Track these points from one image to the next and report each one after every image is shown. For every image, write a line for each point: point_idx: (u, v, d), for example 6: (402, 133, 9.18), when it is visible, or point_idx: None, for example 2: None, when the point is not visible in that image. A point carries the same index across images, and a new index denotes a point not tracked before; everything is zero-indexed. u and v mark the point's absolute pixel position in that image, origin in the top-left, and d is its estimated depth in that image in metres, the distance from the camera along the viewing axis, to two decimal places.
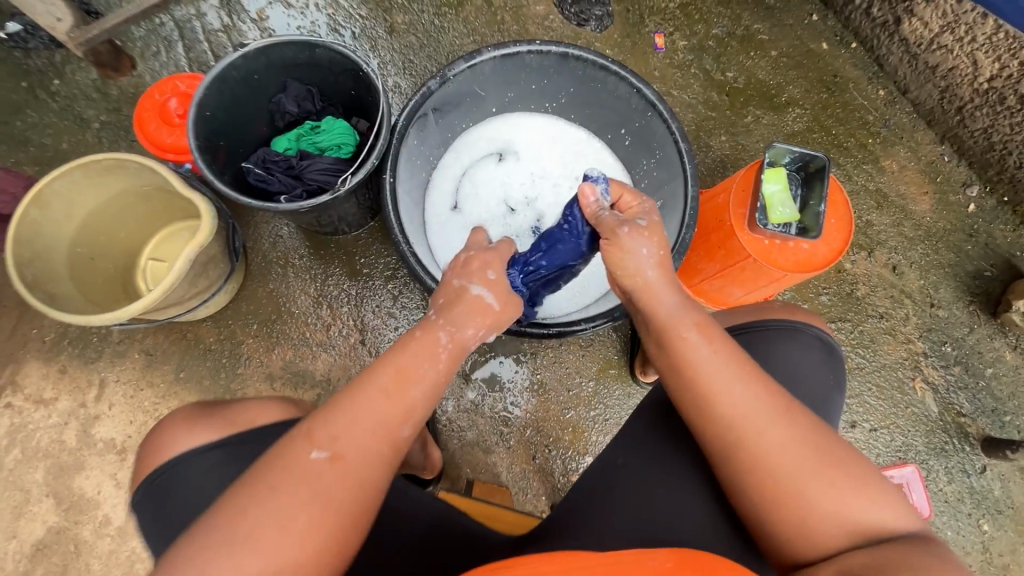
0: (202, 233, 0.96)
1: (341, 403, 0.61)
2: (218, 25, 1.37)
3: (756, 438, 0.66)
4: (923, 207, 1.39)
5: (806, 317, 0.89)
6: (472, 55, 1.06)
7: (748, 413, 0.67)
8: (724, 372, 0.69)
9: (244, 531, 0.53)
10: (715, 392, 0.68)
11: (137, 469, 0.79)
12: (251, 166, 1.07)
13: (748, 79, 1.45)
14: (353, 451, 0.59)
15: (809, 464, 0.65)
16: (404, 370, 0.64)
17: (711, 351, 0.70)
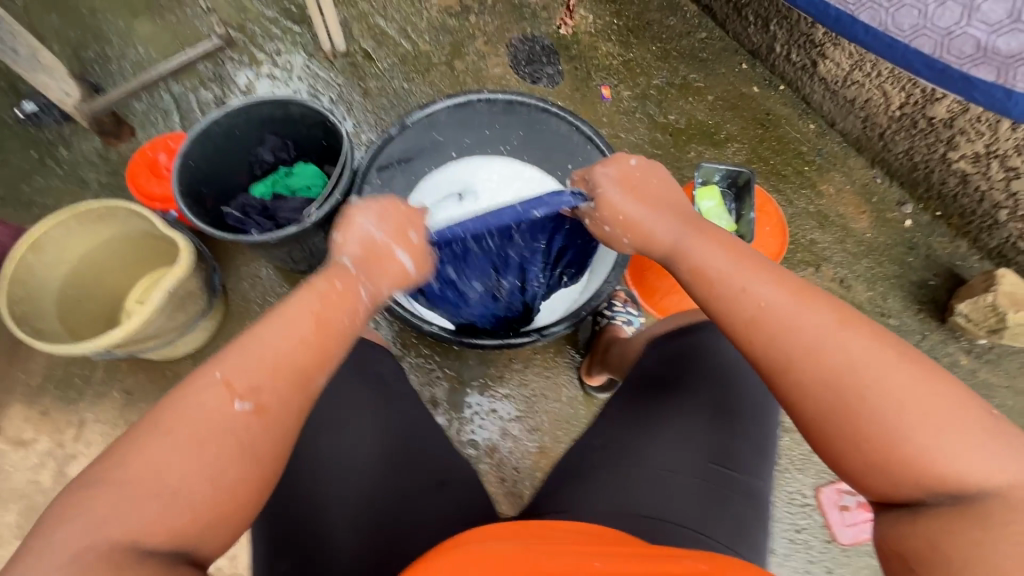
0: (180, 267, 1.05)
1: (254, 355, 0.65)
2: (211, 97, 1.54)
3: (802, 351, 0.63)
4: (862, 225, 1.49)
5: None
6: (428, 104, 1.21)
7: (790, 322, 0.64)
8: (755, 286, 0.68)
9: (163, 474, 0.58)
10: (750, 307, 0.67)
11: None
12: (231, 210, 1.19)
13: (688, 121, 1.60)
14: (264, 402, 0.64)
15: (871, 377, 0.59)
16: (323, 318, 0.70)
17: (735, 268, 0.71)
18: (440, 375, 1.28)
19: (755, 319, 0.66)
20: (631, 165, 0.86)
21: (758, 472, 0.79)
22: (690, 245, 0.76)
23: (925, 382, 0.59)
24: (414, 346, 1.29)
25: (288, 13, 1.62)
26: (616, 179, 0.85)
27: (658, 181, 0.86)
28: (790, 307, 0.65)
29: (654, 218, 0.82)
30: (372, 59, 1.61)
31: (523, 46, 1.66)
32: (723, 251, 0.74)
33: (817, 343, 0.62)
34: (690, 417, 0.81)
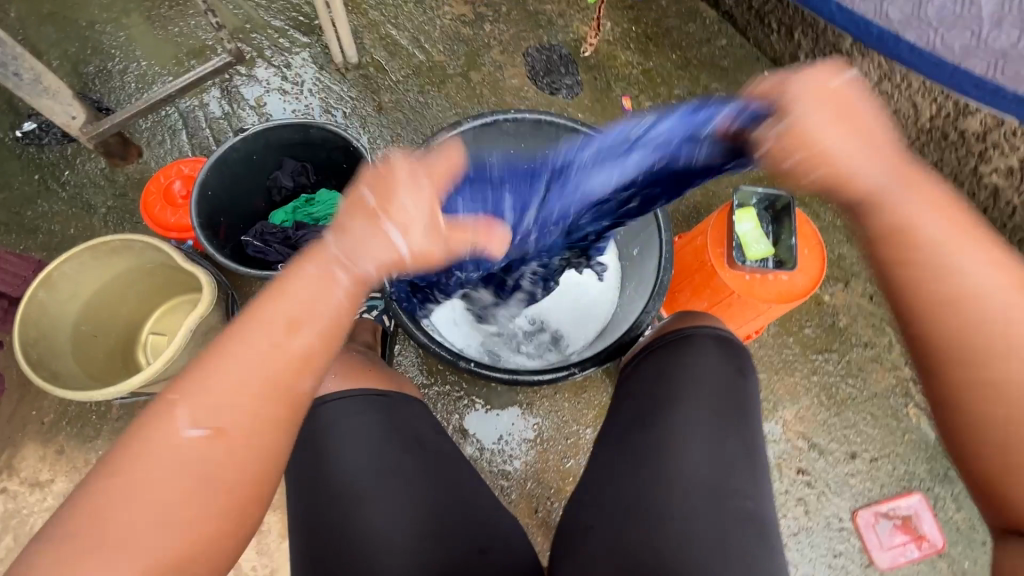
0: (204, 303, 1.00)
1: (218, 362, 0.58)
2: (220, 113, 1.48)
3: (979, 320, 0.55)
4: None
5: (706, 319, 0.91)
6: (454, 125, 1.16)
7: (979, 288, 0.56)
8: (932, 233, 0.58)
9: (125, 516, 0.53)
10: (926, 257, 0.58)
11: None
12: (250, 238, 1.13)
13: None
14: (219, 417, 0.57)
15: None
16: (292, 319, 0.61)
17: (921, 208, 0.59)
18: (469, 403, 1.25)
19: (931, 269, 0.57)
20: (836, 83, 0.63)
21: (750, 492, 0.75)
22: (883, 175, 0.60)
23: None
24: (440, 375, 1.26)
25: (296, 23, 1.56)
26: (814, 96, 0.62)
27: (867, 106, 0.62)
28: (983, 272, 0.56)
29: (858, 139, 0.61)
30: (385, 71, 1.56)
31: (540, 56, 1.61)
32: (923, 190, 0.60)
33: (1005, 314, 0.54)
34: (683, 442, 0.77)
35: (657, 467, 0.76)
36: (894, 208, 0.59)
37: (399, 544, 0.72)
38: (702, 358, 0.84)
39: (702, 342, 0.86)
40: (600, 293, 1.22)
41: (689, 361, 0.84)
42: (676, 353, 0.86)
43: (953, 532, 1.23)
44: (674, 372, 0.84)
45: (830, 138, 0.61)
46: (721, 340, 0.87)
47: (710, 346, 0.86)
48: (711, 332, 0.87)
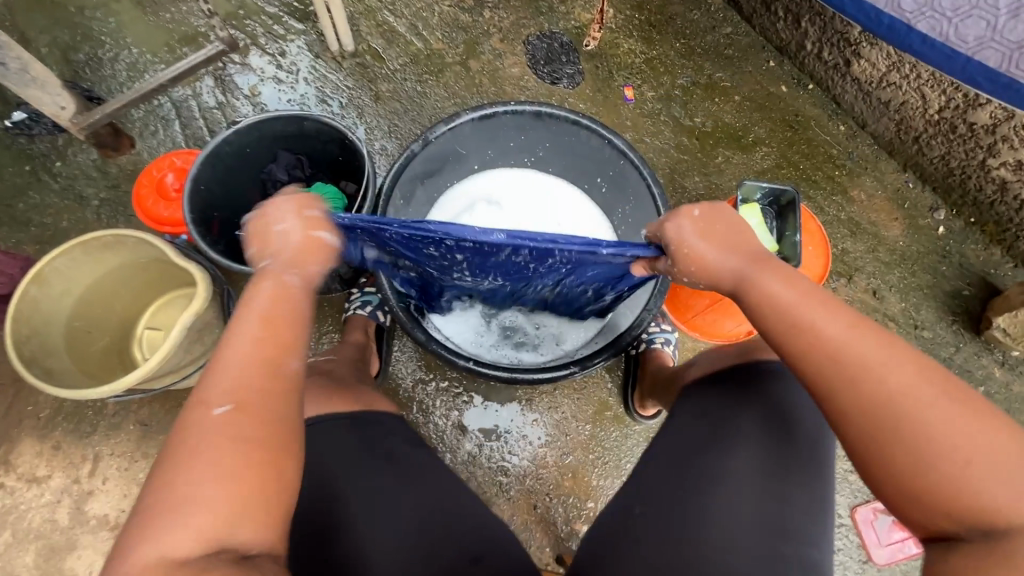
0: (198, 300, 0.98)
1: (254, 324, 0.65)
2: (214, 102, 1.45)
3: (861, 388, 0.62)
4: (894, 232, 1.45)
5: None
6: (451, 117, 1.13)
7: (856, 358, 0.62)
8: (811, 316, 0.66)
9: (210, 465, 0.56)
10: (807, 335, 0.66)
11: None
12: (245, 234, 1.11)
13: (715, 123, 1.54)
14: (268, 355, 0.64)
15: (930, 418, 0.58)
16: (268, 317, 0.66)
17: (796, 296, 0.68)
18: (467, 400, 1.24)
19: (812, 348, 0.65)
20: (699, 213, 0.76)
21: (815, 539, 0.72)
22: (756, 274, 0.72)
23: (987, 434, 0.57)
24: (438, 373, 1.25)
25: (291, 9, 1.52)
26: (692, 229, 0.75)
27: (727, 220, 0.77)
28: (857, 344, 0.63)
29: (719, 246, 0.75)
30: (382, 59, 1.52)
31: (540, 44, 1.57)
32: (793, 282, 0.70)
33: (878, 360, 0.61)
34: (741, 474, 0.74)
35: (711, 496, 0.73)
36: (772, 292, 0.70)
37: (392, 557, 0.71)
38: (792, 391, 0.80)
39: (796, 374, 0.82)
40: None
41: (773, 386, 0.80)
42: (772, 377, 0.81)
43: None
44: (748, 401, 0.80)
45: (711, 257, 0.74)
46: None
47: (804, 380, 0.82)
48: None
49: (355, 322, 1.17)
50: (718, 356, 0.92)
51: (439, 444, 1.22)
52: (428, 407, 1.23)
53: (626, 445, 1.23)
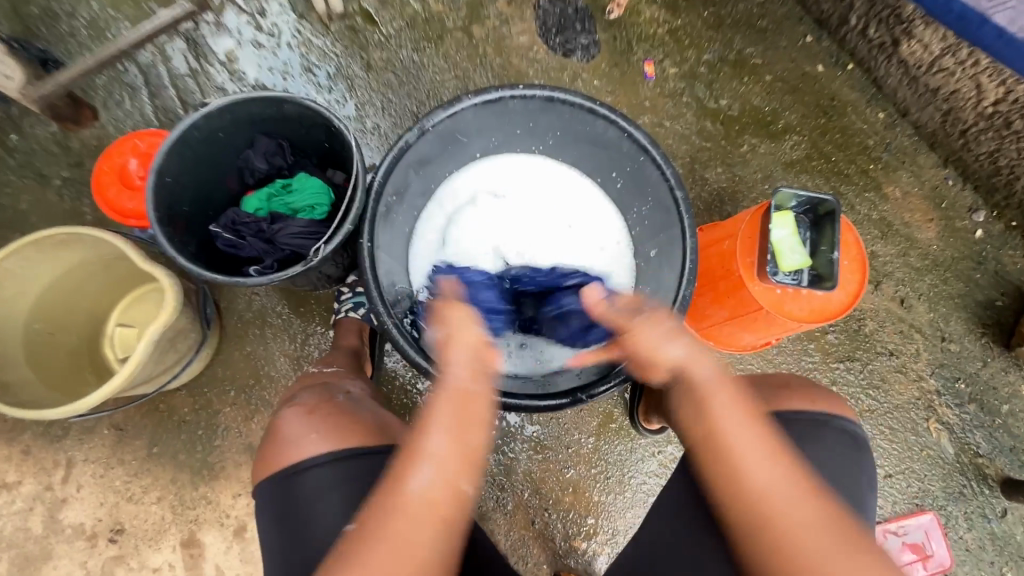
0: (166, 310, 0.89)
1: (438, 424, 0.72)
2: (186, 69, 1.29)
3: (730, 462, 0.70)
4: (928, 235, 1.34)
5: (842, 410, 0.94)
6: (452, 102, 1.00)
7: (731, 437, 0.71)
8: (711, 389, 0.75)
9: (374, 560, 0.64)
10: (703, 410, 0.75)
11: (260, 459, 0.83)
12: (220, 230, 1.00)
13: (743, 107, 1.39)
14: (447, 470, 0.70)
15: (783, 498, 0.66)
16: (460, 412, 0.74)
17: (712, 374, 0.76)
18: None
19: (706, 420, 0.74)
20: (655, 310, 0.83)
21: None
22: (691, 353, 0.78)
23: (828, 520, 0.64)
24: None
25: None
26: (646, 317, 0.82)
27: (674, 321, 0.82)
28: (738, 423, 0.72)
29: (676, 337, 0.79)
30: (374, 23, 1.35)
31: (553, 9, 1.40)
32: (715, 362, 0.78)
33: (759, 472, 0.68)
34: None
35: None
36: (699, 379, 0.76)
37: None
38: (832, 452, 0.88)
39: (834, 432, 0.90)
40: None
41: (807, 443, 0.88)
42: (811, 433, 0.88)
43: (960, 551, 1.20)
44: None
45: (660, 343, 0.79)
46: (853, 437, 0.91)
47: (839, 437, 0.90)
48: (845, 425, 0.91)
49: (350, 326, 1.13)
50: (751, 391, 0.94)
51: None
52: (421, 416, 1.16)
53: (630, 460, 1.17)
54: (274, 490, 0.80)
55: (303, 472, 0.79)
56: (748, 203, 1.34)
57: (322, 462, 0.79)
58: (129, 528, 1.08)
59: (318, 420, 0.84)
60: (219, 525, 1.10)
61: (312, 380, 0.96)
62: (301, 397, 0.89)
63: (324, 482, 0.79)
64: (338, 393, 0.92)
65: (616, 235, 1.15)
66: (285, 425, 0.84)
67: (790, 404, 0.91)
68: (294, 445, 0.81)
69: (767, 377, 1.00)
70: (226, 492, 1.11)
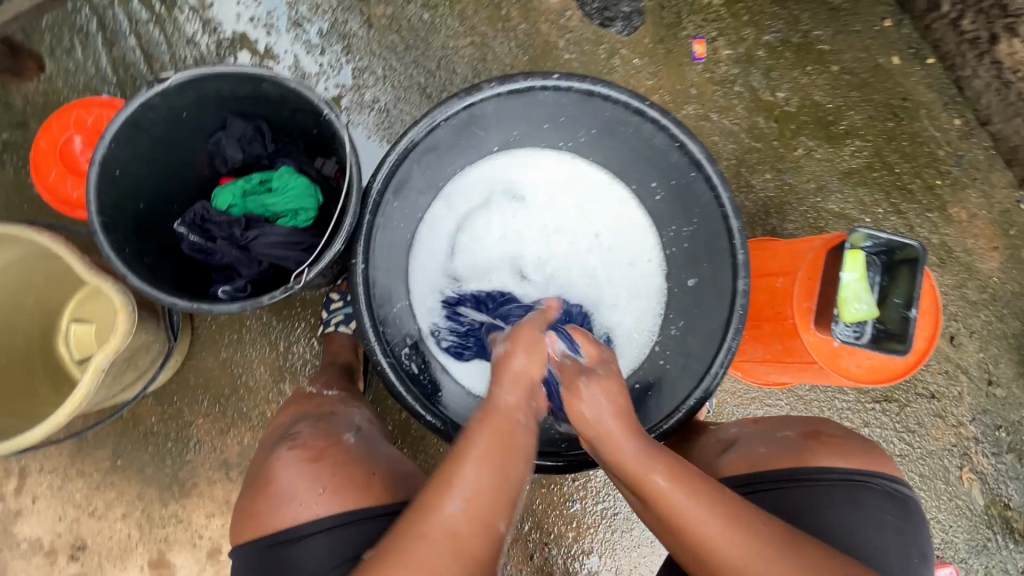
0: (117, 337, 0.76)
1: (474, 451, 0.62)
2: (149, 13, 1.07)
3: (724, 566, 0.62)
4: (991, 265, 1.20)
5: (889, 466, 0.78)
6: (470, 90, 0.82)
7: (692, 525, 0.63)
8: (656, 480, 0.64)
9: None
10: (667, 513, 0.64)
11: (247, 510, 0.72)
12: (186, 230, 0.84)
13: (801, 101, 1.21)
14: (482, 507, 0.60)
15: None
16: (499, 438, 0.64)
17: (652, 462, 0.66)
18: None
19: (676, 525, 0.64)
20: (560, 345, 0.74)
21: None
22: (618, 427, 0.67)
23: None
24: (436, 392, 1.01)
25: None
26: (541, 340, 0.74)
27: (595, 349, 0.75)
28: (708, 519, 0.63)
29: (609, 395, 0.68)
30: None
31: None
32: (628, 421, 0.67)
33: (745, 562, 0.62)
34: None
35: None
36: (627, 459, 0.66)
37: None
38: (879, 524, 0.72)
39: (875, 496, 0.74)
40: (633, 325, 0.98)
41: (837, 509, 0.72)
42: (848, 499, 0.73)
43: None
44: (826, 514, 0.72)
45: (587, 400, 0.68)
46: (898, 499, 0.75)
47: (885, 506, 0.74)
48: (890, 486, 0.76)
49: (341, 341, 1.00)
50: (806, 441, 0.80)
51: None
52: (416, 439, 1.04)
53: None
54: (263, 557, 0.68)
55: (298, 540, 0.67)
56: (796, 216, 1.18)
57: (325, 527, 0.67)
58: (91, 544, 0.99)
59: (321, 470, 0.71)
60: (190, 545, 1.00)
61: (314, 410, 0.84)
62: (301, 436, 0.77)
63: (325, 553, 0.66)
64: (346, 431, 0.79)
65: (649, 253, 1.00)
66: (281, 475, 0.72)
67: (820, 461, 0.76)
68: (292, 502, 0.69)
69: (798, 421, 0.85)
70: (198, 512, 1.01)
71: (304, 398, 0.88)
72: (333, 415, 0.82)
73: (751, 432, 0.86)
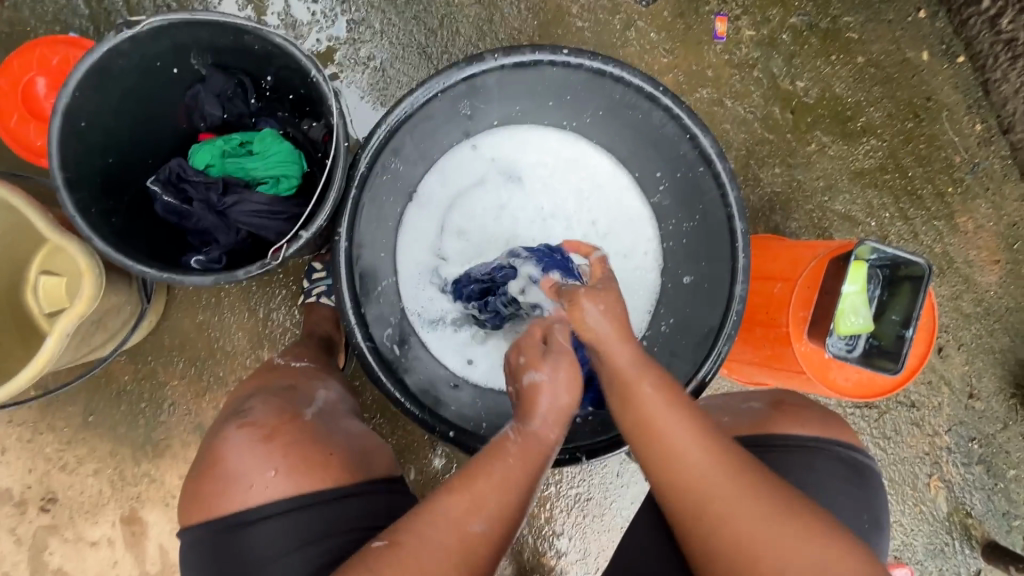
0: (81, 301, 0.73)
1: (505, 468, 0.62)
2: None
3: (678, 472, 0.62)
4: (989, 278, 1.17)
5: (847, 435, 0.78)
6: (473, 59, 0.76)
7: (658, 419, 0.64)
8: (643, 385, 0.65)
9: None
10: (641, 412, 0.65)
11: (195, 492, 0.71)
12: (159, 190, 0.79)
13: (821, 93, 1.15)
14: (502, 533, 0.60)
15: (724, 502, 0.59)
16: (530, 458, 0.64)
17: (647, 369, 0.66)
18: None
19: (646, 426, 0.64)
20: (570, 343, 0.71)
21: None
22: (609, 337, 0.68)
23: (789, 518, 0.58)
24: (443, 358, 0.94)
25: None
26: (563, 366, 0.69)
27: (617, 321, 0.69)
28: (682, 428, 0.63)
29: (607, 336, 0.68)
30: None
31: None
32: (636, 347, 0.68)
33: (700, 454, 0.62)
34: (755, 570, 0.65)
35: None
36: (614, 362, 0.67)
37: None
38: (830, 488, 0.72)
39: (830, 462, 0.74)
40: None
41: (790, 471, 0.72)
42: (803, 465, 0.72)
43: None
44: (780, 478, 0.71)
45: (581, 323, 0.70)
46: (855, 467, 0.75)
47: (838, 472, 0.73)
48: (844, 452, 0.75)
49: (322, 313, 0.98)
50: (763, 411, 0.79)
51: (402, 459, 1.03)
52: (395, 414, 1.03)
53: (615, 484, 1.08)
54: (213, 540, 0.68)
55: (247, 525, 0.66)
56: (801, 215, 1.14)
57: (278, 511, 0.67)
58: (62, 498, 0.98)
59: (274, 450, 0.70)
60: (162, 505, 0.99)
61: (271, 383, 0.81)
62: (252, 413, 0.75)
63: (278, 536, 0.66)
64: (304, 407, 0.77)
65: (646, 246, 0.96)
66: (230, 455, 0.70)
67: (779, 428, 0.75)
68: (240, 485, 0.68)
69: (762, 392, 0.85)
70: (171, 472, 1.00)
71: (269, 369, 0.85)
72: (293, 390, 0.80)
73: (719, 404, 0.85)
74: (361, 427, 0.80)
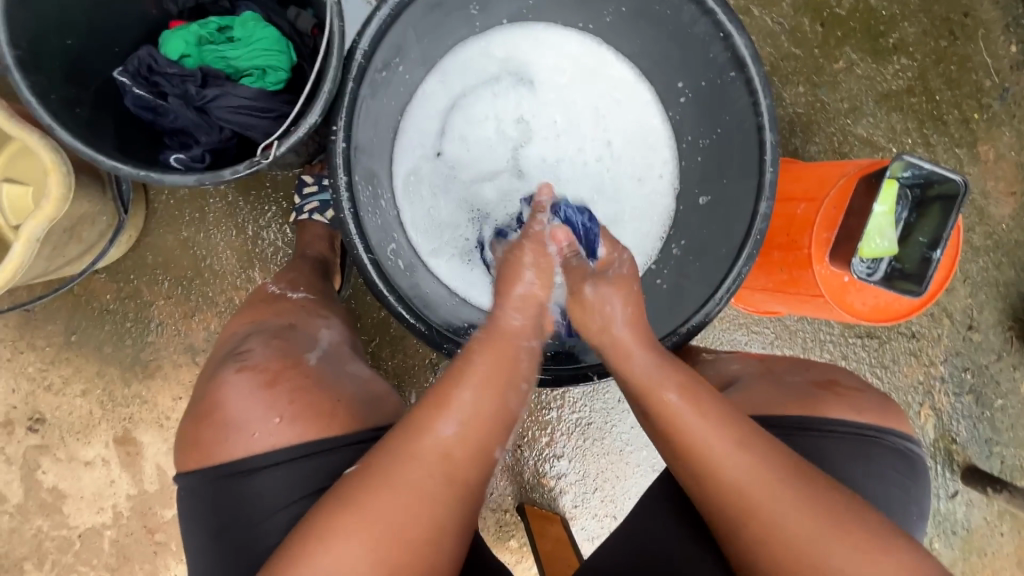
0: (49, 205, 0.68)
1: (471, 376, 0.60)
2: None
3: (715, 476, 0.60)
4: (1004, 210, 1.13)
5: (899, 424, 0.76)
6: None
7: (694, 430, 0.61)
8: (665, 395, 0.62)
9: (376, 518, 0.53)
10: (668, 420, 0.62)
11: (194, 435, 0.67)
12: (128, 81, 0.70)
13: (854, 4, 1.07)
14: (479, 430, 0.58)
15: (765, 500, 0.58)
16: (498, 359, 0.62)
17: (665, 377, 0.64)
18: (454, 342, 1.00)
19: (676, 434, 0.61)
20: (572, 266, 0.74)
21: None
22: (627, 342, 0.67)
23: (823, 517, 0.56)
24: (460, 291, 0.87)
25: None
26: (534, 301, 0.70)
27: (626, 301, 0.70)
28: (695, 420, 0.61)
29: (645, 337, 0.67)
30: None
31: None
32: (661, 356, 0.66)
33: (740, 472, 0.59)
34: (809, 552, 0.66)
35: None
36: (634, 369, 0.66)
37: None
38: (887, 479, 0.71)
39: (883, 452, 0.72)
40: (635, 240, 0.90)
41: (845, 461, 0.70)
42: (856, 455, 0.71)
43: None
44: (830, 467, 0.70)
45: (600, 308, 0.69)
46: (905, 457, 0.74)
47: (893, 463, 0.72)
48: (898, 442, 0.74)
49: (318, 236, 0.92)
50: (821, 391, 0.76)
51: (401, 382, 1.00)
52: (395, 338, 1.00)
53: (616, 409, 1.08)
54: (212, 486, 0.65)
55: (252, 474, 0.63)
56: (822, 137, 1.07)
57: (282, 459, 0.64)
58: (50, 419, 0.95)
59: (277, 397, 0.66)
60: (157, 426, 0.97)
61: (267, 321, 0.77)
62: (254, 356, 0.70)
63: (283, 486, 0.63)
64: (307, 351, 0.73)
65: (661, 167, 0.90)
66: (231, 401, 0.66)
67: (832, 412, 0.73)
68: (243, 431, 0.64)
69: (805, 367, 0.81)
70: (164, 394, 0.96)
71: (262, 298, 0.81)
72: (293, 329, 0.76)
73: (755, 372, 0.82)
74: (364, 373, 0.77)
